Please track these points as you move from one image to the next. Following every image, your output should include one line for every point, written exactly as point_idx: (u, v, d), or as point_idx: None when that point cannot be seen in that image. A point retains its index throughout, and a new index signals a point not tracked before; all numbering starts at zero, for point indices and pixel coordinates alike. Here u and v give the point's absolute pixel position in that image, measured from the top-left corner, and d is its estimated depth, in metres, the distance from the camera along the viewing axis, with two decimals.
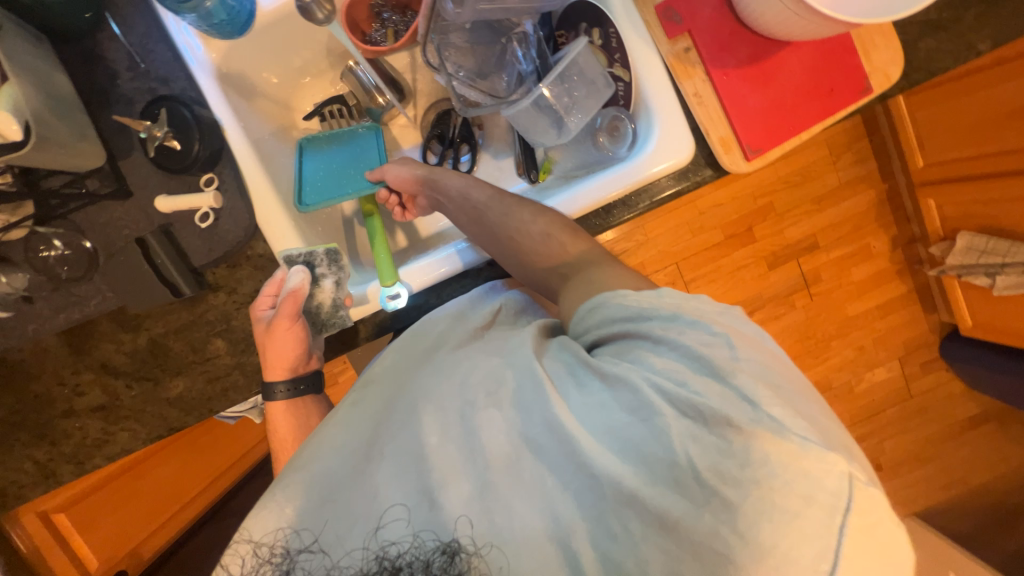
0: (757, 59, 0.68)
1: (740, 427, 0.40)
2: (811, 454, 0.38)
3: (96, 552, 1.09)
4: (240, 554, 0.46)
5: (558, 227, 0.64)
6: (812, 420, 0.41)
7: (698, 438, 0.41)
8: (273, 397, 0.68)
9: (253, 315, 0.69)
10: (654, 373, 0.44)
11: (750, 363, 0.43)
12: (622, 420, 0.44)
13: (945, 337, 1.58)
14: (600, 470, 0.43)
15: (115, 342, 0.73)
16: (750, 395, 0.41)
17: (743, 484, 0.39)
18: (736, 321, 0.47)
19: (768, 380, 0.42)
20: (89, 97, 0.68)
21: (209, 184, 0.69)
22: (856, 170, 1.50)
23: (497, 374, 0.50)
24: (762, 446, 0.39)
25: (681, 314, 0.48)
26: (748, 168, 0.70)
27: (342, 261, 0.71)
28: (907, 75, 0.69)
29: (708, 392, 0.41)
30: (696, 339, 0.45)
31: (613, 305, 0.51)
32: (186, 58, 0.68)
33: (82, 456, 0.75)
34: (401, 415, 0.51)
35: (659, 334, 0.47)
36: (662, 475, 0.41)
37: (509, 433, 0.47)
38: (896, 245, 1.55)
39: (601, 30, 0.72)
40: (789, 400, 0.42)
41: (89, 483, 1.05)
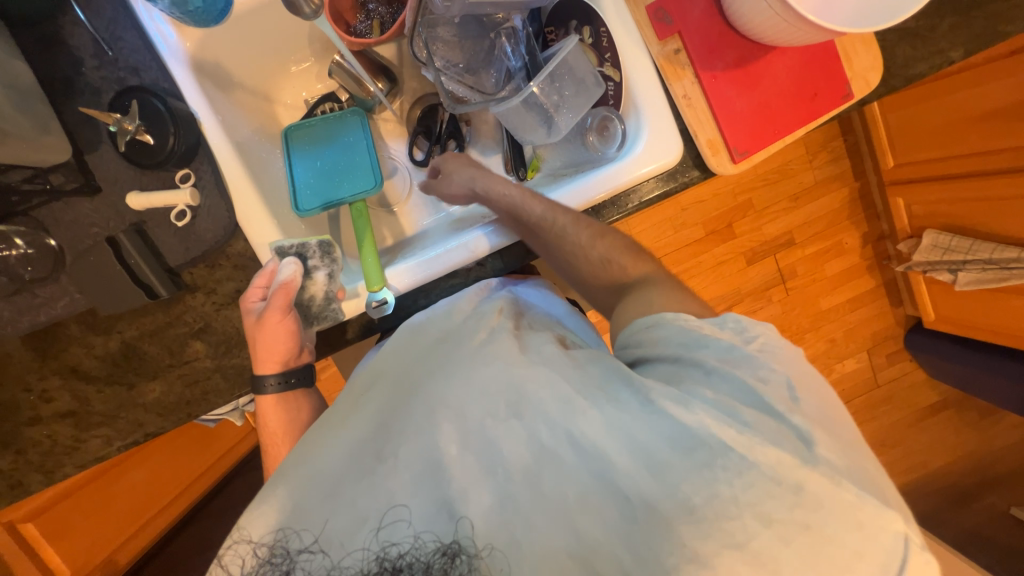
0: (744, 62, 0.69)
1: (795, 465, 0.40)
2: (868, 509, 0.39)
3: (67, 561, 1.05)
4: (240, 554, 0.45)
5: (620, 250, 0.64)
6: (863, 471, 0.42)
7: (746, 474, 0.40)
8: (264, 391, 0.66)
9: (242, 306, 0.66)
10: (705, 402, 0.44)
11: (809, 407, 0.44)
12: (662, 444, 0.43)
13: (910, 329, 1.66)
14: (637, 493, 0.42)
15: (85, 345, 0.70)
16: (807, 437, 0.42)
17: (789, 527, 0.39)
18: (795, 361, 0.48)
19: (826, 426, 0.43)
20: (51, 85, 0.64)
21: (185, 181, 0.66)
22: (831, 169, 1.54)
23: (518, 386, 0.48)
24: (816, 487, 0.39)
25: (740, 347, 0.48)
26: (734, 170, 0.71)
27: (335, 253, 0.69)
28: (885, 81, 0.71)
29: (763, 427, 0.42)
30: (753, 373, 0.45)
31: (672, 325, 0.51)
32: (158, 45, 0.64)
33: (51, 464, 0.72)
34: (418, 419, 0.49)
35: (715, 365, 0.47)
36: (705, 508, 0.40)
37: (532, 447, 0.46)
38: (867, 242, 1.61)
39: (592, 28, 0.72)
40: (846, 450, 0.42)
41: (59, 491, 1.00)
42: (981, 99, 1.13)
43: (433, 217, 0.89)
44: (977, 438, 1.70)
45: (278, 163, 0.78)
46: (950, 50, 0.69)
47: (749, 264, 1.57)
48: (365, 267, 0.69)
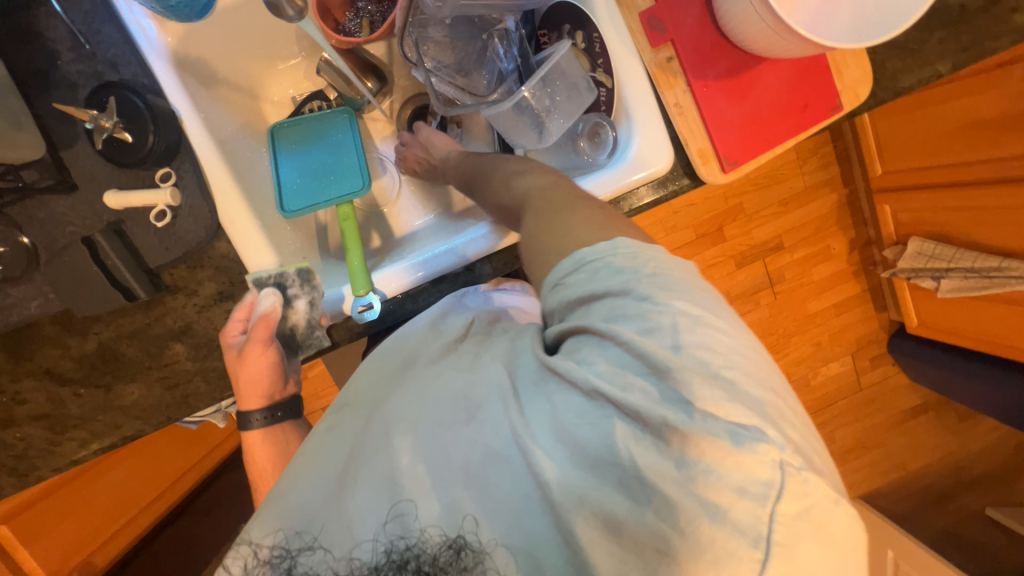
0: (736, 72, 0.69)
1: (678, 428, 0.35)
2: (746, 450, 0.34)
3: (43, 564, 1.02)
4: (242, 556, 0.46)
5: (508, 179, 0.58)
6: (758, 410, 0.36)
7: (639, 440, 0.37)
8: (250, 426, 0.67)
9: (223, 341, 0.65)
10: (595, 375, 0.39)
11: (697, 348, 0.38)
12: (571, 422, 0.40)
13: (893, 334, 1.69)
14: (547, 477, 0.40)
15: (60, 347, 0.68)
16: (686, 395, 0.36)
17: (684, 488, 0.34)
18: (687, 283, 0.42)
19: (711, 370, 0.37)
20: (25, 78, 0.62)
21: (165, 180, 0.64)
22: (820, 174, 1.56)
23: (470, 391, 0.47)
24: (701, 445, 0.34)
25: (633, 289, 0.41)
26: (724, 179, 0.71)
27: (315, 279, 0.68)
28: (875, 93, 0.71)
29: (639, 391, 0.37)
30: (640, 331, 0.39)
31: (572, 281, 0.45)
32: (138, 39, 0.62)
33: (25, 468, 0.70)
34: (373, 442, 0.47)
35: (604, 327, 0.41)
36: (606, 475, 0.38)
37: (478, 448, 0.43)
38: (854, 247, 1.63)
39: (584, 33, 0.71)
40: (731, 389, 0.37)
41: (35, 490, 0.99)
42: (967, 111, 1.15)
43: (423, 218, 0.88)
44: (955, 440, 1.73)
45: (263, 161, 0.76)
46: (939, 64, 0.70)
47: (737, 268, 1.58)
48: (353, 266, 0.68)
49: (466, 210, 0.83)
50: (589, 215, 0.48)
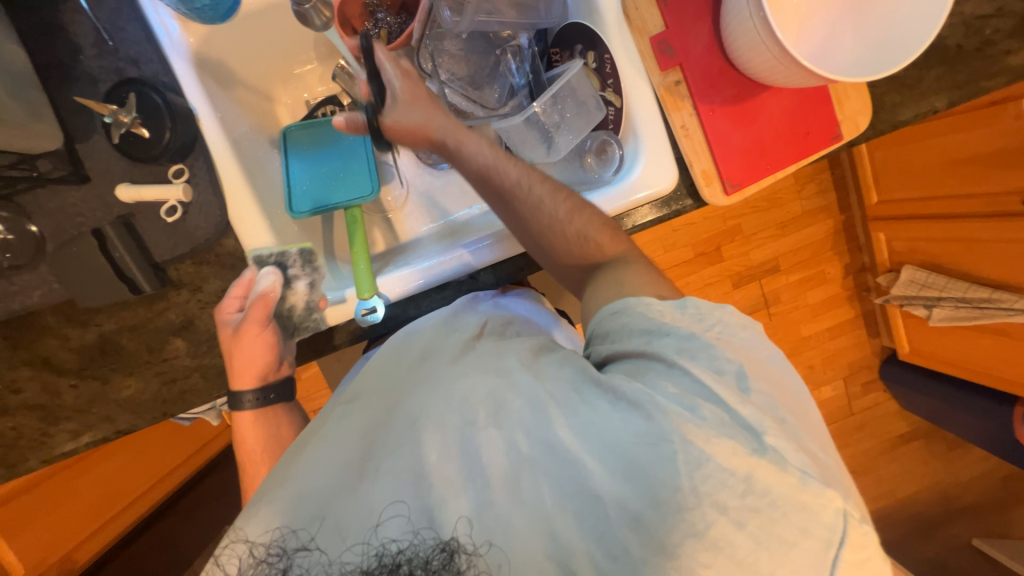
0: (740, 99, 0.71)
1: (744, 455, 0.40)
2: (810, 490, 0.39)
3: (26, 556, 0.99)
4: (237, 553, 0.44)
5: (598, 227, 0.62)
6: (816, 458, 0.42)
7: (702, 467, 0.40)
8: (240, 407, 0.66)
9: (218, 317, 0.65)
10: (664, 396, 0.44)
11: (760, 397, 0.45)
12: (629, 440, 0.43)
13: (885, 360, 1.71)
14: (603, 492, 0.43)
15: (60, 337, 0.68)
16: (756, 425, 0.42)
17: (742, 512, 0.39)
18: (750, 340, 0.49)
19: (775, 413, 0.44)
20: (47, 71, 0.63)
21: (178, 176, 0.65)
22: (817, 201, 1.59)
23: (498, 395, 0.49)
24: (766, 476, 0.39)
25: (699, 335, 0.48)
26: (726, 201, 0.73)
27: (316, 262, 0.70)
28: (874, 124, 0.74)
29: (710, 417, 0.43)
30: (710, 365, 0.46)
31: (636, 312, 0.52)
32: (160, 37, 0.64)
33: (14, 458, 0.70)
34: (399, 433, 0.48)
35: (674, 357, 0.47)
36: (662, 499, 0.41)
37: (510, 455, 0.46)
38: (848, 273, 1.66)
39: (596, 53, 0.72)
40: (794, 436, 0.43)
41: (24, 480, 0.97)
42: (960, 147, 1.19)
43: (429, 226, 0.89)
44: (945, 470, 1.74)
45: (274, 162, 0.77)
46: (935, 99, 0.73)
47: (734, 287, 1.60)
48: (357, 270, 0.69)
49: (483, 212, 0.84)
50: (652, 280, 0.58)
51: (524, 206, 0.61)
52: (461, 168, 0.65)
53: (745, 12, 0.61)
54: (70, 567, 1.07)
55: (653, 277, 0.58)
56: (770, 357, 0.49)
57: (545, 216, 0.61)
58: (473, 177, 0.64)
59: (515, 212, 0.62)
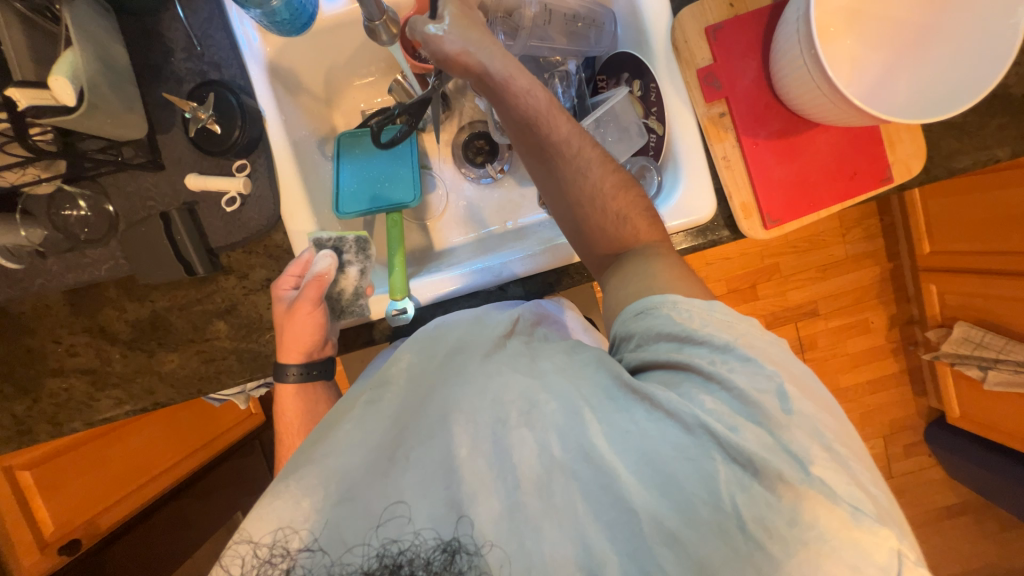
0: (786, 134, 0.70)
1: (792, 484, 0.40)
2: (861, 526, 0.39)
3: (56, 514, 1.02)
4: (240, 554, 0.44)
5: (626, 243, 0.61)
6: (869, 491, 0.41)
7: (746, 488, 0.41)
8: (284, 379, 0.69)
9: (275, 292, 0.69)
10: (704, 411, 0.44)
11: (802, 419, 0.43)
12: (668, 453, 0.44)
13: (931, 422, 1.59)
14: (637, 506, 0.43)
15: (118, 309, 0.74)
16: (803, 454, 0.41)
17: (791, 543, 0.39)
18: (782, 356, 0.48)
19: (822, 440, 0.42)
20: (141, 70, 0.69)
21: (241, 171, 0.70)
22: (863, 246, 1.52)
23: (530, 395, 0.49)
24: (816, 508, 0.39)
25: (735, 347, 0.47)
26: (765, 236, 0.72)
27: (370, 250, 0.72)
28: (927, 169, 0.71)
29: (754, 440, 0.42)
30: (750, 380, 0.45)
31: (663, 314, 0.50)
32: (242, 48, 0.70)
33: (62, 417, 0.75)
34: (429, 424, 0.50)
35: (710, 369, 0.46)
36: (705, 519, 0.41)
37: (542, 457, 0.46)
38: (895, 324, 1.57)
39: (642, 82, 0.74)
40: (844, 465, 0.42)
41: (65, 441, 1.03)
42: None
43: (465, 236, 0.92)
44: (997, 552, 1.59)
45: (326, 165, 0.82)
46: (996, 148, 0.70)
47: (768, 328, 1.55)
48: (391, 276, 0.72)
49: (520, 229, 0.89)
50: (684, 276, 0.55)
51: (568, 167, 0.61)
52: (503, 110, 0.61)
53: (796, 50, 0.62)
54: (93, 533, 1.08)
55: None
56: (804, 375, 0.47)
57: (590, 184, 0.61)
58: (516, 125, 0.61)
59: (558, 172, 0.62)
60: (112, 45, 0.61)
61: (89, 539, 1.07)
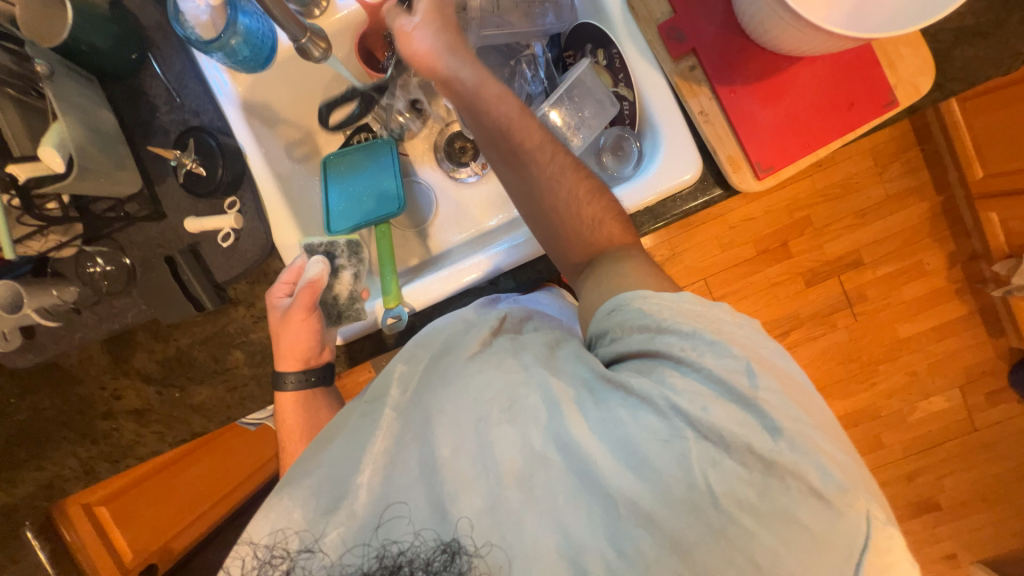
0: (766, 75, 0.65)
1: (762, 455, 0.39)
2: (831, 492, 0.38)
3: (132, 542, 1.15)
4: (241, 555, 0.47)
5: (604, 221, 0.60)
6: (840, 459, 0.40)
7: (718, 463, 0.40)
8: (284, 388, 0.71)
9: (269, 301, 0.72)
10: (675, 394, 0.42)
11: (770, 393, 0.41)
12: (641, 436, 0.42)
13: (1015, 364, 1.43)
14: (614, 491, 0.42)
15: (148, 350, 0.80)
16: (774, 424, 0.40)
17: (759, 513, 0.39)
18: (750, 338, 0.45)
19: (788, 411, 0.40)
20: (132, 129, 0.74)
21: (232, 207, 0.74)
22: (905, 181, 1.38)
23: (512, 391, 0.48)
24: (787, 476, 0.39)
25: (702, 332, 0.45)
26: (759, 187, 0.68)
27: (361, 253, 0.76)
28: (940, 86, 0.64)
29: (727, 417, 0.40)
30: (717, 360, 0.43)
31: (634, 308, 0.48)
32: (216, 91, 0.74)
33: (118, 455, 0.83)
34: (414, 428, 0.50)
35: (681, 354, 0.44)
36: (681, 498, 0.40)
37: (523, 450, 0.45)
38: (954, 262, 1.41)
39: (606, 50, 0.71)
40: (807, 434, 0.40)
41: (130, 478, 1.13)
42: None
43: (460, 236, 0.92)
44: None
45: (315, 188, 0.84)
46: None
47: (807, 285, 1.44)
48: (385, 286, 0.73)
49: (511, 222, 0.89)
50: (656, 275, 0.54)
51: (542, 175, 0.60)
52: (477, 119, 0.61)
53: None
54: (167, 557, 1.21)
55: (663, 280, 0.54)
56: (775, 354, 0.45)
57: (563, 193, 0.60)
58: (489, 131, 0.61)
59: (530, 176, 0.61)
60: (99, 111, 0.66)
61: (163, 562, 1.20)
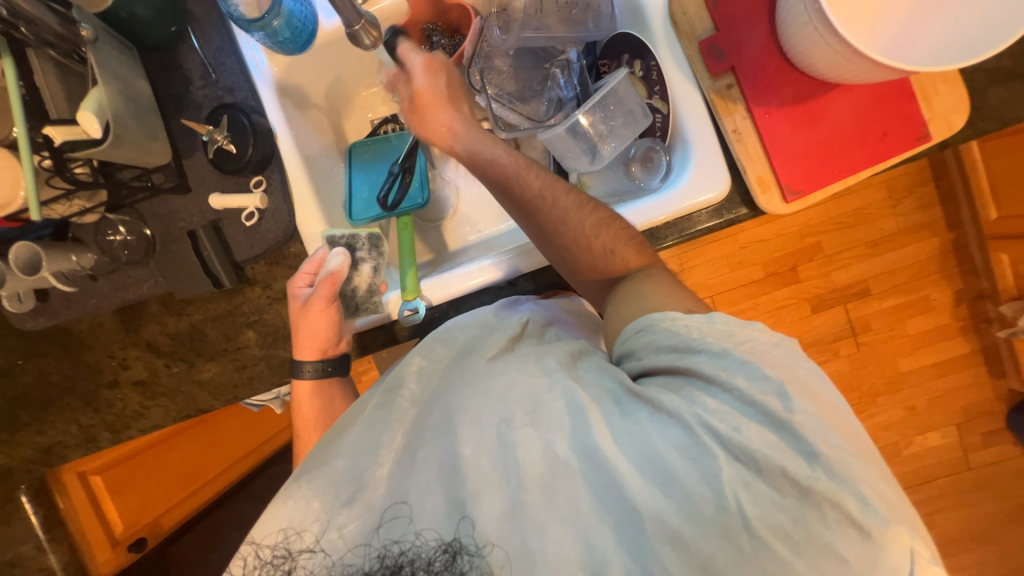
0: (802, 99, 0.66)
1: (796, 479, 0.39)
2: (870, 522, 0.38)
3: (123, 515, 1.14)
4: (243, 555, 0.46)
5: (631, 229, 0.60)
6: (882, 488, 0.39)
7: (750, 486, 0.40)
8: (301, 375, 0.72)
9: (290, 291, 0.72)
10: (706, 413, 0.42)
11: (806, 417, 0.41)
12: (670, 453, 0.42)
13: (1013, 407, 1.43)
14: (641, 505, 0.42)
15: (160, 323, 0.80)
16: (810, 449, 0.40)
17: (795, 542, 0.39)
18: (787, 358, 0.44)
19: (826, 437, 0.40)
20: (165, 101, 0.74)
21: (258, 186, 0.74)
22: (918, 217, 1.38)
23: (535, 395, 0.48)
24: (824, 504, 0.39)
25: (732, 351, 0.45)
26: (786, 210, 0.68)
27: (382, 246, 0.76)
28: (972, 124, 0.65)
29: (760, 440, 0.40)
30: (750, 381, 0.43)
31: (663, 329, 0.48)
32: (252, 71, 0.74)
33: (120, 425, 0.82)
34: (436, 425, 0.50)
35: (712, 373, 0.44)
36: (708, 518, 0.40)
37: (546, 456, 0.45)
38: (961, 300, 1.42)
39: (643, 62, 0.71)
40: (848, 464, 0.39)
41: (123, 451, 1.11)
42: None
43: (477, 236, 0.92)
44: None
45: (339, 175, 0.85)
46: None
47: (813, 311, 1.45)
48: (403, 279, 0.73)
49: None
50: (683, 291, 0.55)
51: (547, 217, 0.61)
52: (481, 172, 0.65)
53: (801, 8, 0.57)
54: (156, 530, 1.23)
55: (689, 293, 0.54)
56: (811, 375, 0.44)
57: (570, 231, 0.60)
58: (494, 184, 0.64)
59: (536, 223, 0.62)
60: (135, 80, 0.66)
61: (152, 535, 1.22)
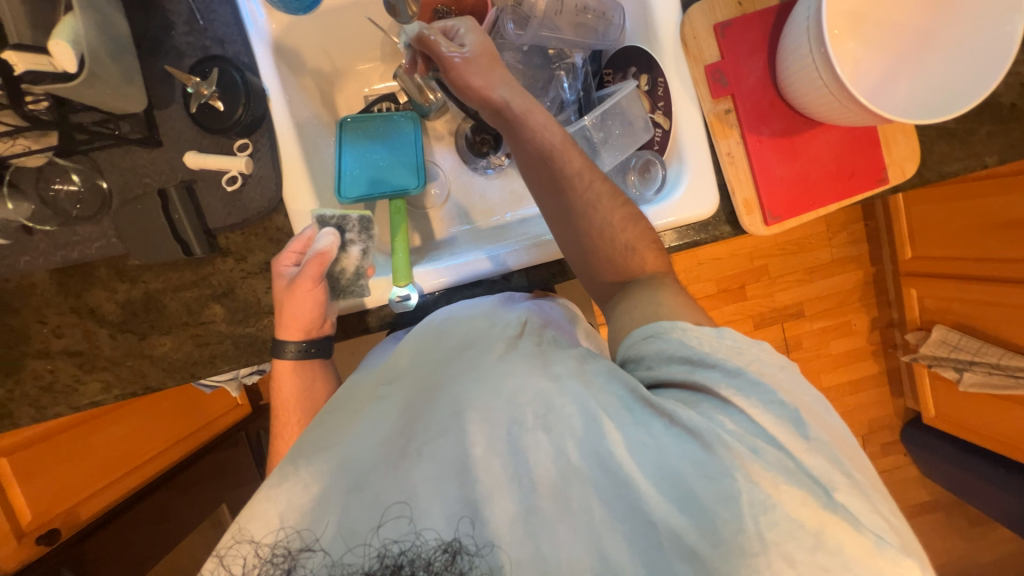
0: (790, 133, 0.72)
1: (817, 508, 0.41)
2: (886, 556, 0.40)
3: (35, 505, 1.00)
4: (241, 553, 0.43)
5: (628, 231, 0.63)
6: (889, 520, 0.43)
7: (769, 512, 0.41)
8: (283, 356, 0.68)
9: (275, 269, 0.68)
10: (725, 431, 0.45)
11: (820, 443, 0.45)
12: (685, 468, 0.44)
13: (907, 422, 1.65)
14: (658, 520, 0.43)
15: (108, 289, 0.71)
16: (825, 481, 0.43)
17: (812, 568, 0.40)
18: (791, 381, 0.49)
19: (838, 465, 0.44)
20: (141, 43, 0.68)
21: (243, 150, 0.69)
22: (848, 250, 1.56)
23: (546, 397, 0.49)
24: (841, 534, 0.40)
25: (745, 370, 0.49)
26: (766, 232, 0.74)
27: (373, 231, 0.71)
28: (921, 173, 0.74)
29: (779, 463, 0.43)
30: (766, 404, 0.47)
31: (673, 338, 0.52)
32: (247, 23, 0.69)
33: (46, 401, 0.72)
34: (443, 420, 0.49)
35: (727, 393, 0.48)
36: (725, 539, 0.41)
37: (560, 463, 0.46)
38: (875, 327, 1.61)
39: (650, 76, 0.75)
40: (864, 495, 0.43)
41: (45, 427, 1.02)
42: (993, 211, 1.18)
43: (462, 227, 0.90)
44: (964, 548, 1.65)
45: (329, 149, 0.80)
46: (985, 154, 0.72)
47: (755, 327, 1.58)
48: (395, 260, 0.71)
49: (522, 220, 0.86)
50: (678, 299, 0.58)
51: (580, 198, 0.62)
52: (520, 143, 0.63)
53: (806, 48, 0.63)
54: (71, 524, 1.06)
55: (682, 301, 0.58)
56: (815, 401, 0.49)
57: (599, 218, 0.62)
58: (532, 154, 0.63)
59: (566, 202, 0.62)
60: (113, 14, 0.60)
61: (66, 530, 1.05)
